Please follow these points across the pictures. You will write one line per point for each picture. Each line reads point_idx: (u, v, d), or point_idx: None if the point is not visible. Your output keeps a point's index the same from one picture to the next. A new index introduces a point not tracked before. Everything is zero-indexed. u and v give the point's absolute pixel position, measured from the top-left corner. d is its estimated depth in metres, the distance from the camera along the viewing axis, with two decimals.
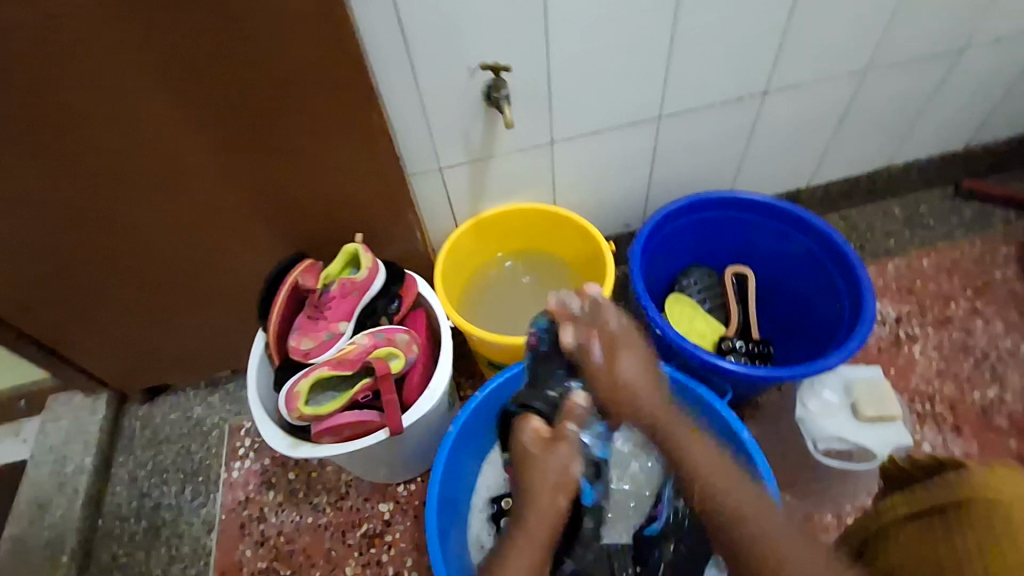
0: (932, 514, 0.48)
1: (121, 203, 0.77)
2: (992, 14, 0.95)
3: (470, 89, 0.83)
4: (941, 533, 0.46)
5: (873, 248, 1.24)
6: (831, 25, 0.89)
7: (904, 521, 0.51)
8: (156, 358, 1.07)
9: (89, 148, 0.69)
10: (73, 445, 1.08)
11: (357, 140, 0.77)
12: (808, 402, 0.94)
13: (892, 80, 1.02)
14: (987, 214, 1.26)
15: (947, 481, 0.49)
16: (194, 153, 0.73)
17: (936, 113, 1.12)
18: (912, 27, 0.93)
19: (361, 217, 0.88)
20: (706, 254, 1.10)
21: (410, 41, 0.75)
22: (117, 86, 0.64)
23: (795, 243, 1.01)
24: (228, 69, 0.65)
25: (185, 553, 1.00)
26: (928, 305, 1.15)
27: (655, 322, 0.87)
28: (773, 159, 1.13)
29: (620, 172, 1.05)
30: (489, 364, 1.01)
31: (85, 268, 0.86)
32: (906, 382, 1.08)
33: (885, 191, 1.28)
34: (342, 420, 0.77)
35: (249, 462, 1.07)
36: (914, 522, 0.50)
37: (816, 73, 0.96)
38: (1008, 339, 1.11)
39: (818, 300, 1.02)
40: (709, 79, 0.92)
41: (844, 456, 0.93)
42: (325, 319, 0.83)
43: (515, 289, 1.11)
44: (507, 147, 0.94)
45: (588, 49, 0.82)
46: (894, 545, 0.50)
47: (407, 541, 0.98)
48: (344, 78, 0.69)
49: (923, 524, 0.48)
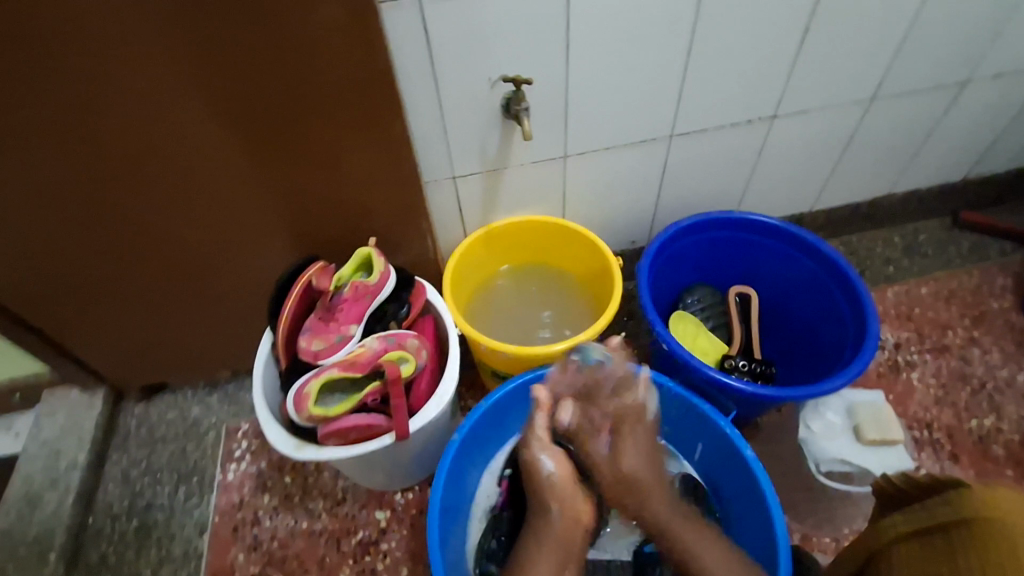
0: (935, 532, 0.50)
1: (136, 196, 0.78)
2: (995, 50, 0.98)
3: (489, 100, 0.85)
4: (946, 554, 0.48)
5: (873, 274, 1.26)
6: (842, 53, 0.91)
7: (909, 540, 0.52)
8: (157, 355, 1.06)
9: (109, 138, 0.70)
10: (67, 440, 1.07)
11: (377, 146, 0.78)
12: (811, 423, 0.97)
13: (897, 111, 1.05)
14: (984, 246, 1.29)
15: (949, 500, 0.50)
16: (213, 151, 0.74)
17: (939, 144, 1.15)
18: (918, 59, 0.96)
19: (373, 222, 0.89)
20: (711, 273, 1.12)
21: (434, 50, 0.76)
22: (143, 79, 0.65)
23: (801, 266, 1.03)
24: (253, 66, 0.66)
25: (176, 554, 0.98)
26: (927, 332, 1.17)
27: (662, 337, 0.87)
28: (778, 184, 1.15)
29: (630, 190, 1.07)
30: (493, 374, 1.01)
31: (94, 260, 0.86)
32: (904, 408, 1.09)
33: (884, 220, 1.31)
34: (353, 423, 0.77)
35: (245, 465, 1.06)
36: (920, 542, 0.51)
37: (824, 101, 0.99)
38: (1005, 368, 1.12)
39: (820, 325, 1.03)
40: (720, 103, 0.95)
41: (845, 479, 0.95)
42: (336, 321, 0.83)
43: (521, 301, 1.11)
44: (522, 159, 0.96)
45: (606, 65, 0.84)
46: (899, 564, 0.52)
47: (403, 550, 0.97)
48: (368, 84, 0.70)
49: (929, 543, 0.50)
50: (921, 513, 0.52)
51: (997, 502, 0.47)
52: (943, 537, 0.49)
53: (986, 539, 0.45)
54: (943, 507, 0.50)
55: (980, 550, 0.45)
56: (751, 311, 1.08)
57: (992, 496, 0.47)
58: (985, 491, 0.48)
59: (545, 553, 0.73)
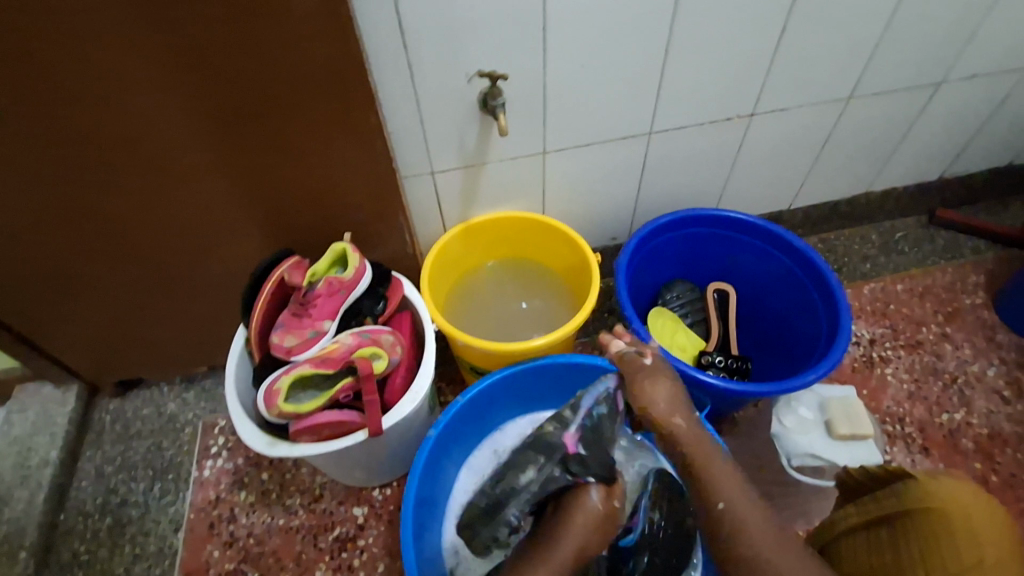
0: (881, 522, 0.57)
1: (105, 189, 0.76)
2: (970, 51, 0.99)
3: (467, 95, 0.84)
4: (889, 542, 0.55)
5: (850, 271, 1.28)
6: (818, 53, 0.92)
7: (857, 531, 0.59)
8: (131, 351, 1.05)
9: (75, 131, 0.68)
10: (39, 437, 1.05)
11: (352, 140, 0.77)
12: (784, 418, 0.97)
13: (875, 109, 1.06)
14: (959, 243, 1.31)
15: (897, 493, 0.58)
16: (184, 144, 0.73)
17: (915, 143, 1.17)
18: (895, 58, 0.96)
19: (350, 217, 0.88)
20: (690, 270, 1.13)
21: (409, 45, 0.76)
22: (109, 71, 0.63)
23: (777, 262, 1.03)
24: (225, 59, 0.64)
25: (150, 552, 0.97)
26: (901, 328, 1.19)
27: (639, 334, 0.87)
28: (758, 181, 1.16)
29: (610, 186, 1.07)
30: (471, 369, 1.01)
31: (62, 255, 0.84)
32: (877, 402, 1.10)
33: (862, 217, 1.33)
34: (325, 420, 0.76)
35: (221, 461, 1.05)
36: (864, 532, 0.58)
37: (802, 100, 1.00)
38: (976, 364, 1.15)
39: (797, 320, 1.04)
40: (699, 101, 0.95)
41: (816, 472, 0.94)
42: (309, 316, 0.82)
43: (501, 297, 1.11)
44: (501, 155, 0.95)
45: (584, 61, 0.84)
46: (846, 553, 0.58)
47: (380, 546, 0.97)
48: (342, 77, 0.69)
49: (875, 533, 0.57)
50: (871, 506, 0.59)
51: (938, 492, 0.55)
52: (889, 527, 0.56)
53: (928, 526, 0.53)
54: (892, 498, 0.58)
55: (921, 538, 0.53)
56: (728, 306, 1.09)
57: (934, 489, 0.55)
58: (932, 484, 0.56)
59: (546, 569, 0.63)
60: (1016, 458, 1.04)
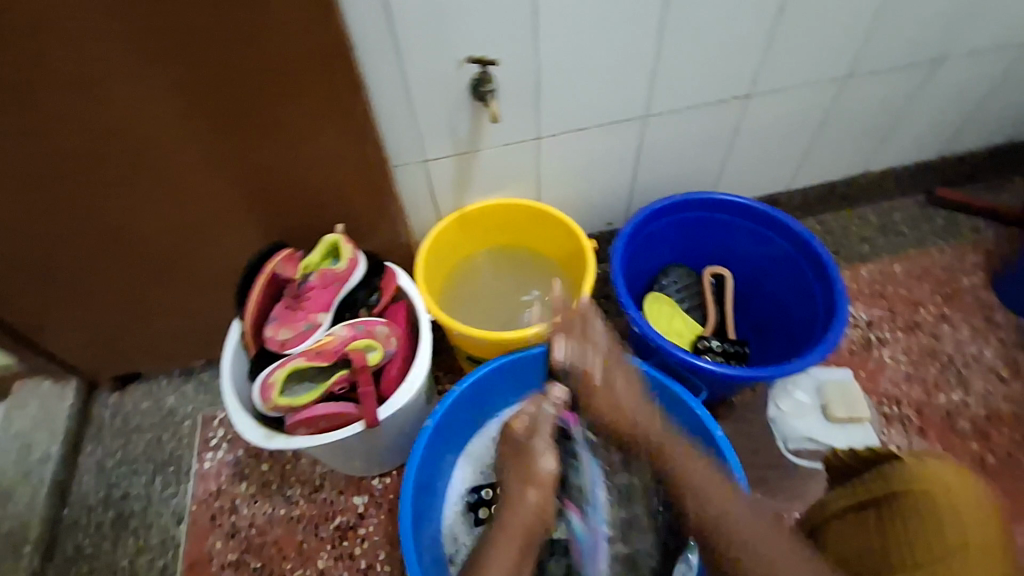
0: (870, 506, 0.58)
1: (95, 185, 0.75)
2: (968, 27, 0.97)
3: (457, 81, 0.83)
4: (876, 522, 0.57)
5: (848, 253, 1.27)
6: (813, 32, 0.90)
7: (845, 512, 0.60)
8: (128, 345, 1.05)
9: (57, 126, 0.67)
10: (40, 432, 1.06)
11: (342, 129, 0.76)
12: (782, 402, 1.00)
13: (872, 89, 1.04)
14: (958, 222, 1.30)
15: (883, 475, 0.59)
16: (170, 135, 0.71)
17: (913, 122, 1.15)
18: (893, 35, 0.95)
19: (343, 207, 0.87)
20: (686, 254, 1.12)
21: (396, 30, 0.74)
22: (88, 63, 0.61)
23: (773, 245, 1.03)
24: (208, 49, 0.63)
25: (153, 544, 0.99)
26: (899, 310, 1.19)
27: (634, 320, 0.87)
28: (755, 163, 1.14)
29: (604, 171, 1.06)
30: (467, 358, 1.01)
31: (52, 252, 0.83)
32: (874, 384, 1.10)
33: (861, 198, 1.31)
34: (320, 412, 0.77)
35: (222, 453, 1.05)
36: (853, 513, 0.60)
37: (799, 79, 0.98)
38: (973, 344, 1.14)
39: (794, 304, 1.04)
40: (694, 83, 0.94)
41: (814, 455, 0.97)
42: (304, 309, 0.82)
43: (497, 284, 1.11)
44: (494, 141, 0.94)
45: (575, 42, 0.82)
46: (836, 533, 0.61)
47: (381, 534, 0.98)
48: (330, 67, 0.68)
49: (863, 515, 0.59)
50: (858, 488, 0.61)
51: (919, 474, 0.56)
52: (877, 509, 0.57)
53: (909, 509, 0.55)
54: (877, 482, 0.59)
55: (908, 521, 0.54)
56: (725, 291, 1.09)
57: (918, 470, 0.56)
58: (917, 465, 0.56)
59: (507, 541, 0.69)
60: (1011, 438, 1.05)
